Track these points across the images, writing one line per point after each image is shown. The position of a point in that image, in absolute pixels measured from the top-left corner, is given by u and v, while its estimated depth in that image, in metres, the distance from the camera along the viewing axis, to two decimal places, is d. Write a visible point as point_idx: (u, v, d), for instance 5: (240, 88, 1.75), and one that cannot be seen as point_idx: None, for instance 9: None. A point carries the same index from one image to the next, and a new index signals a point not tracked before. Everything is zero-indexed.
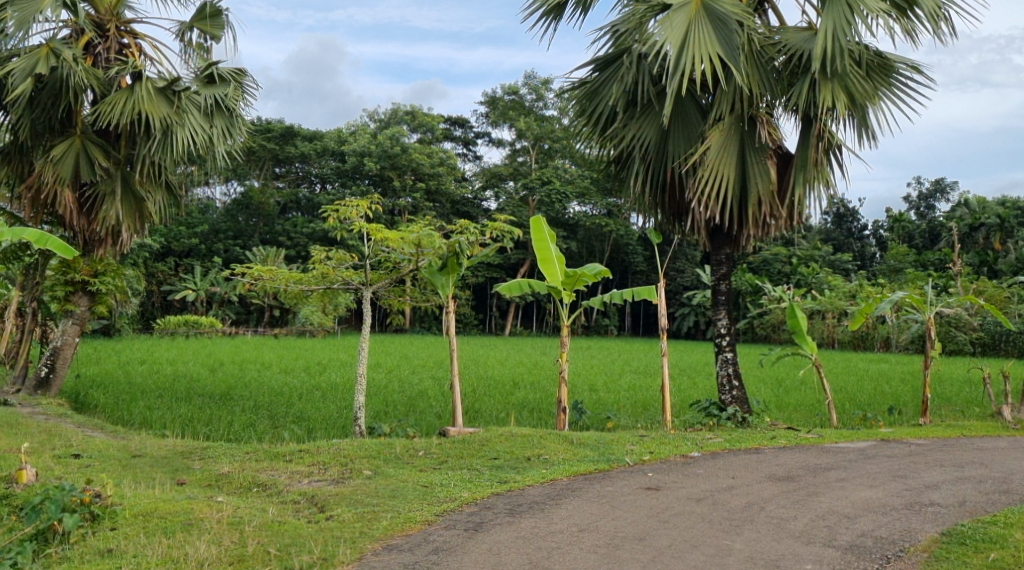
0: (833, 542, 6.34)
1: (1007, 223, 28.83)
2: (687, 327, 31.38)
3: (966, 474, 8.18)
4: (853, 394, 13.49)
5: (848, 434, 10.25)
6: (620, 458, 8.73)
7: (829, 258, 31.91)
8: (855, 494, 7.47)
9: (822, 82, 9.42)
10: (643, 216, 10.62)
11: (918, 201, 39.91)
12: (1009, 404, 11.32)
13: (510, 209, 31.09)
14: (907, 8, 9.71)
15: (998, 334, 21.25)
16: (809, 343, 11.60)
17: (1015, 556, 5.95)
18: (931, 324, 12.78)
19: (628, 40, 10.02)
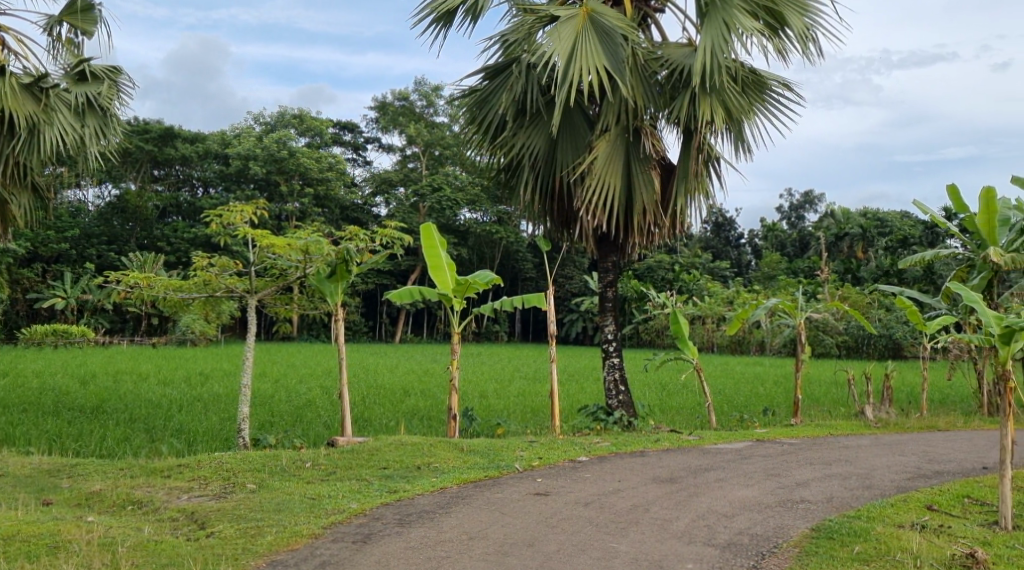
0: (712, 541, 6.57)
1: (869, 234, 30.90)
2: (575, 333, 31.99)
3: (833, 472, 8.65)
4: (731, 397, 14.04)
5: (726, 435, 10.67)
6: (509, 464, 8.80)
7: (709, 266, 33.31)
8: (733, 493, 7.79)
9: (701, 97, 9.78)
10: (532, 224, 10.75)
11: (790, 212, 41.95)
12: (871, 404, 12.06)
13: (401, 215, 30.76)
14: (778, 28, 10.20)
15: (860, 338, 22.65)
16: (690, 348, 11.98)
17: (877, 548, 6.29)
18: (802, 328, 13.44)
19: (517, 50, 10.14)
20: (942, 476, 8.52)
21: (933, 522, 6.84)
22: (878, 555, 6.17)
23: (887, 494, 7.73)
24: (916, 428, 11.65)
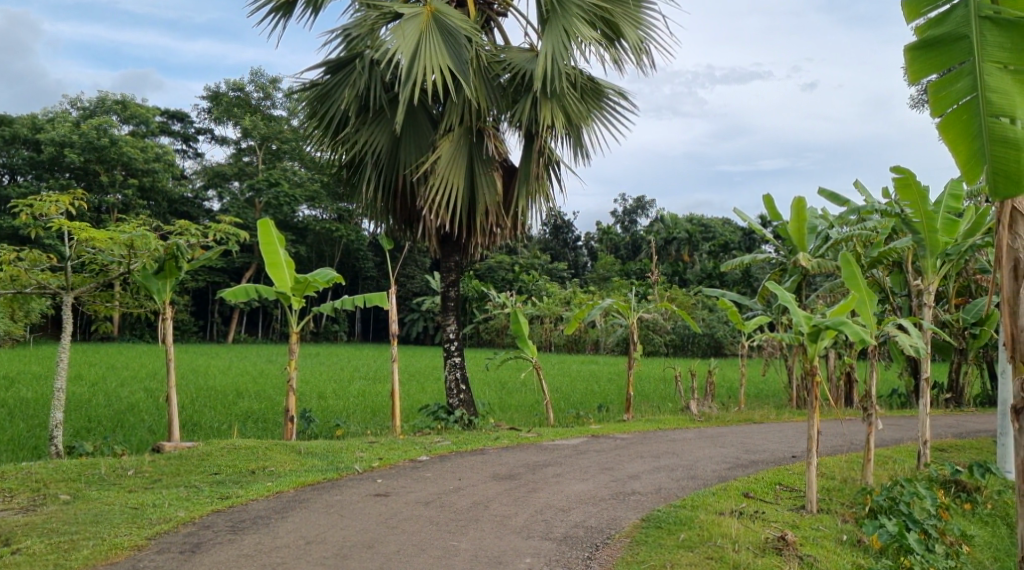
0: (549, 535, 6.73)
1: (694, 238, 32.67)
2: (415, 332, 31.91)
3: (662, 464, 9.07)
4: (567, 394, 14.43)
5: (563, 431, 10.95)
6: (348, 466, 8.65)
7: (547, 267, 34.12)
8: (569, 488, 8.00)
9: (542, 101, 9.98)
10: (374, 222, 10.61)
11: (622, 217, 43.54)
12: (696, 399, 12.72)
13: (235, 210, 29.63)
14: (614, 39, 10.58)
15: (686, 337, 23.92)
16: (529, 346, 12.21)
17: (700, 534, 6.63)
18: (634, 328, 13.99)
19: (359, 45, 9.99)
20: (758, 465, 9.11)
21: (750, 508, 7.29)
22: (701, 541, 6.50)
23: (710, 484, 8.18)
24: (736, 421, 12.40)
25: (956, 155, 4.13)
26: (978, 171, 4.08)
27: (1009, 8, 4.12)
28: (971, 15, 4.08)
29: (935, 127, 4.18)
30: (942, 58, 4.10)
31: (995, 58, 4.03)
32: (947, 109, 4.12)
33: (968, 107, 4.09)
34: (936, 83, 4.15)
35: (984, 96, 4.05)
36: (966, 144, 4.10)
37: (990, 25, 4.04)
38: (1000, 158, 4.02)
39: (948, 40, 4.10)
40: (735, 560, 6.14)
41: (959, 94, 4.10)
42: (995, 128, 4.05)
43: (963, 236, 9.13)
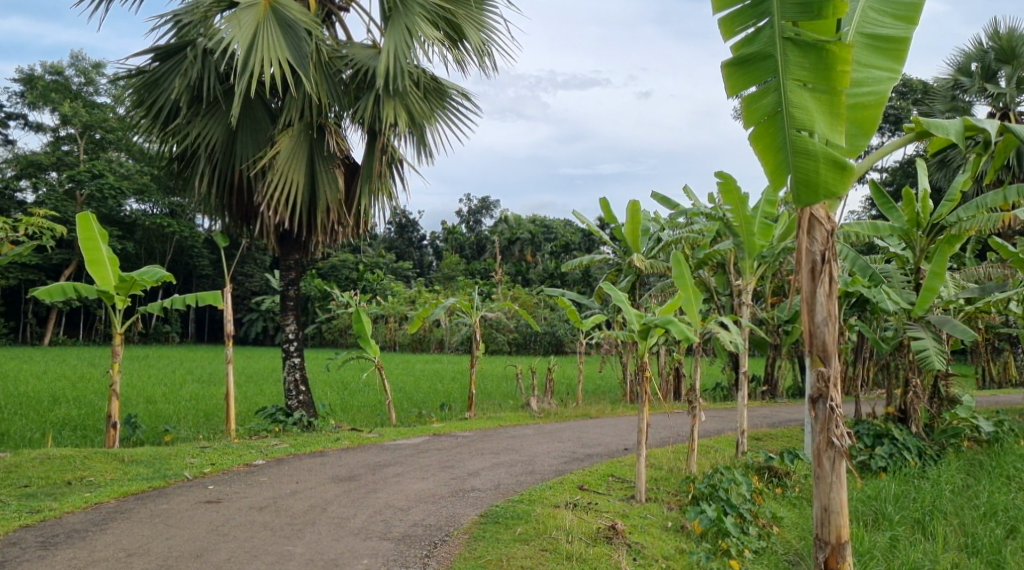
0: (388, 535, 6.71)
1: (537, 239, 33.38)
2: (254, 332, 30.98)
3: (501, 460, 9.21)
4: (410, 393, 14.41)
5: (405, 431, 10.93)
6: (176, 473, 8.28)
7: (391, 266, 33.92)
8: (409, 487, 8.00)
9: (385, 99, 9.91)
10: (208, 218, 10.21)
11: (467, 216, 43.83)
12: (535, 396, 13.01)
13: (52, 203, 27.50)
14: (457, 40, 10.65)
15: (528, 335, 24.44)
16: (372, 346, 12.11)
17: (536, 527, 6.79)
18: (477, 327, 14.13)
19: (191, 33, 9.58)
20: (593, 458, 9.42)
21: (584, 500, 7.54)
22: (536, 534, 6.66)
23: (547, 478, 8.39)
24: (574, 417, 12.77)
25: (764, 162, 4.49)
26: (784, 178, 4.44)
27: (810, 32, 4.42)
28: (776, 36, 4.36)
29: (747, 137, 4.50)
30: (752, 75, 4.40)
31: (797, 77, 4.34)
32: (757, 122, 4.43)
33: (775, 120, 4.42)
34: (748, 96, 4.45)
35: (788, 111, 4.38)
36: (773, 154, 4.45)
37: (792, 47, 4.34)
38: (802, 169, 4.37)
39: (757, 58, 4.39)
40: (568, 551, 6.34)
41: (766, 109, 4.42)
42: (798, 140, 4.40)
43: (777, 239, 9.82)
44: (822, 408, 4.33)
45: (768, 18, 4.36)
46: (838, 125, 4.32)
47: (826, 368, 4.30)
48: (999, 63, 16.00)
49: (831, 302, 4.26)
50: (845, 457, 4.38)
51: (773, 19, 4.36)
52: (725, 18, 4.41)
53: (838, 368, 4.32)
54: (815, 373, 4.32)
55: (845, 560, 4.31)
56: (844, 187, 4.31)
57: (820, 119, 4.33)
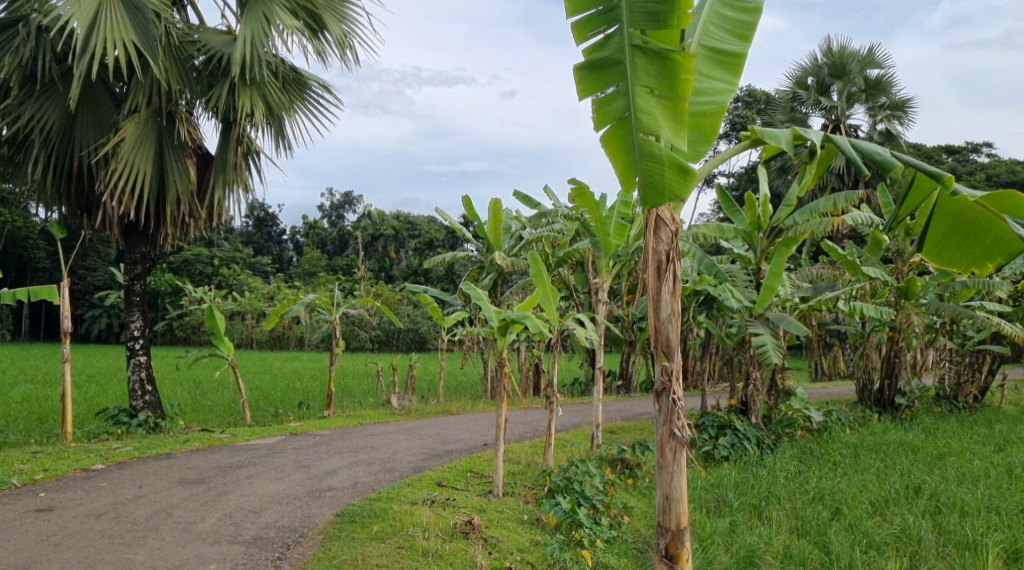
0: (238, 538, 6.51)
1: (400, 236, 33.10)
2: (98, 329, 29.37)
3: (359, 458, 9.09)
4: (267, 392, 14.00)
5: (259, 430, 10.62)
6: (4, 480, 7.73)
7: (249, 261, 32.86)
8: (262, 488, 7.78)
9: (240, 88, 9.57)
10: (44, 207, 9.59)
11: (329, 211, 43.05)
12: (396, 394, 12.92)
13: None
14: (318, 30, 10.40)
15: (391, 333, 24.23)
16: (226, 343, 11.69)
17: (393, 525, 6.73)
18: (337, 324, 13.89)
19: (24, 8, 8.95)
20: (452, 455, 9.45)
21: (441, 496, 7.55)
22: (393, 532, 6.62)
23: (405, 475, 8.35)
24: (434, 413, 12.76)
25: (615, 164, 4.61)
26: (634, 180, 4.58)
27: (657, 40, 4.60)
28: (626, 43, 4.51)
29: (599, 140, 4.61)
30: (604, 79, 4.53)
31: (644, 83, 4.49)
32: (607, 124, 4.55)
33: (624, 124, 4.55)
34: (599, 99, 4.57)
35: (636, 115, 4.51)
36: (623, 157, 4.58)
37: (640, 54, 4.50)
38: (649, 172, 4.49)
39: (607, 63, 4.53)
40: (424, 547, 6.34)
41: (616, 113, 4.55)
42: (645, 144, 4.53)
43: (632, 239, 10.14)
44: (666, 401, 4.51)
45: (617, 26, 4.51)
46: (682, 131, 4.48)
47: (670, 362, 4.47)
48: (832, 78, 17.13)
49: (674, 299, 4.43)
50: (687, 447, 4.57)
51: (622, 27, 4.51)
52: (578, 23, 4.54)
53: (681, 363, 4.51)
54: (659, 367, 4.49)
55: (684, 546, 4.50)
56: (687, 191, 4.44)
57: (665, 125, 4.48)
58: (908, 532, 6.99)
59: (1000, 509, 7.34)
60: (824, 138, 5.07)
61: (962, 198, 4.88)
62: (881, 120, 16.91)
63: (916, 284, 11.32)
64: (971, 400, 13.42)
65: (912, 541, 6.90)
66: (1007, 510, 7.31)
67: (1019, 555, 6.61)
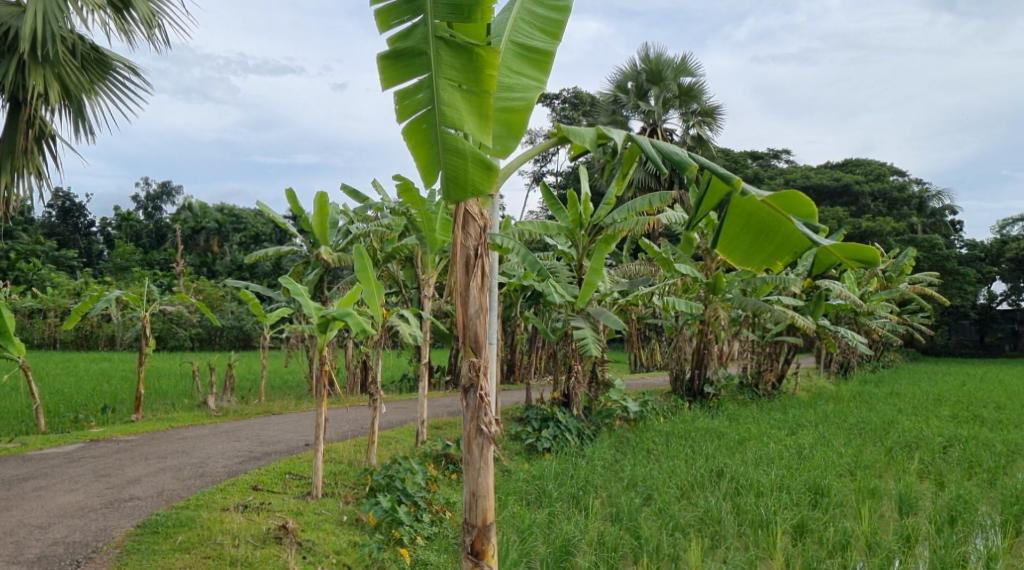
0: (19, 559, 5.97)
1: (224, 229, 31.59)
2: None
3: (167, 465, 8.59)
4: (68, 396, 12.98)
5: (55, 438, 9.82)
6: None
7: (52, 254, 30.44)
8: (52, 501, 7.19)
9: (31, 67, 8.78)
10: None
11: (145, 202, 40.60)
12: (212, 394, 12.32)
13: None
14: (122, 8, 9.70)
15: (212, 330, 23.15)
16: (16, 345, 10.72)
17: (199, 535, 6.39)
18: (147, 322, 13.07)
19: None
20: (269, 456, 9.11)
21: (255, 501, 7.24)
22: (199, 541, 6.29)
23: (217, 480, 7.97)
24: (253, 414, 12.28)
25: (416, 158, 4.56)
26: (436, 174, 4.54)
27: (463, 33, 4.58)
28: (429, 34, 4.47)
29: (401, 131, 4.54)
30: (407, 70, 4.48)
31: (449, 77, 4.46)
32: (409, 117, 4.50)
33: (426, 118, 4.52)
34: (402, 91, 4.51)
35: (439, 109, 4.49)
36: (425, 152, 4.54)
37: (444, 47, 4.47)
38: (451, 167, 4.48)
39: (411, 54, 4.48)
40: (232, 556, 6.05)
41: (418, 106, 4.51)
42: (449, 138, 4.51)
43: None
44: (473, 397, 4.52)
45: (422, 16, 4.47)
46: (486, 127, 4.48)
47: (478, 358, 4.48)
48: (649, 84, 17.85)
49: (481, 293, 4.45)
50: (494, 443, 4.60)
51: (427, 17, 4.47)
52: (382, 10, 4.46)
53: (489, 358, 4.54)
54: (467, 363, 4.50)
55: (490, 542, 4.53)
56: (490, 187, 4.46)
57: (468, 119, 4.47)
58: (710, 514, 7.39)
59: (791, 488, 7.89)
60: (627, 138, 5.19)
61: (751, 199, 5.18)
62: (694, 125, 17.86)
63: (722, 280, 12.09)
64: (769, 387, 14.45)
65: (714, 522, 7.30)
66: (796, 489, 7.87)
67: (805, 529, 7.12)
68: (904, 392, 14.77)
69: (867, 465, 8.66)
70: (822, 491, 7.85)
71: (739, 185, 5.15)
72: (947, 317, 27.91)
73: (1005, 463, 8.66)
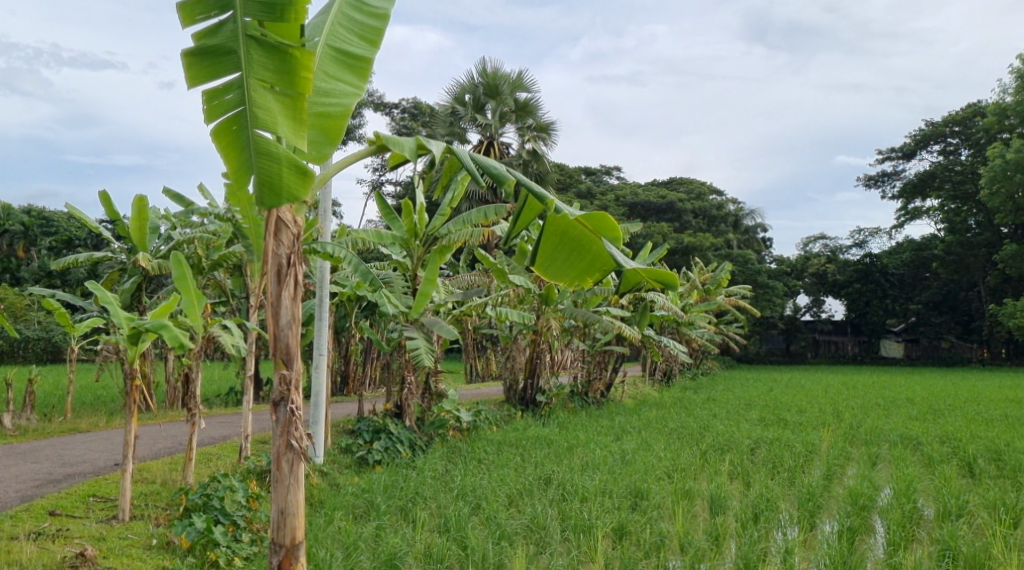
0: None
1: (31, 233, 29.25)
2: None
3: None
4: None
5: None
6: None
7: None
8: None
9: None
10: None
11: None
12: (9, 412, 11.34)
13: None
14: None
15: (15, 342, 21.34)
16: None
17: None
18: None
19: None
20: (72, 478, 8.48)
21: (51, 527, 6.71)
22: None
23: (9, 507, 7.33)
24: (58, 432, 11.41)
25: (227, 161, 4.40)
26: (248, 178, 4.38)
27: (275, 33, 4.48)
28: (239, 32, 4.35)
29: (210, 132, 4.38)
30: (215, 68, 4.34)
31: (261, 78, 4.34)
32: (219, 118, 4.35)
33: (237, 119, 4.37)
34: (211, 90, 4.36)
35: (251, 110, 4.36)
36: (235, 154, 4.38)
37: (255, 46, 4.35)
38: (264, 171, 4.34)
39: (219, 51, 4.35)
40: None
41: (229, 106, 4.37)
42: (260, 141, 4.37)
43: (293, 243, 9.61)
44: (283, 411, 4.41)
45: (230, 13, 4.35)
46: (301, 131, 4.37)
47: (289, 371, 4.39)
48: (486, 97, 17.94)
49: (293, 303, 4.34)
50: (304, 458, 4.51)
51: (236, 15, 4.36)
52: (186, 4, 4.32)
53: (301, 370, 4.44)
54: (278, 376, 4.38)
55: (298, 560, 4.42)
56: (305, 193, 4.35)
57: (283, 123, 4.32)
58: (536, 521, 7.50)
59: (613, 492, 8.13)
60: (446, 150, 5.19)
61: (564, 216, 5.35)
62: (529, 139, 18.25)
63: (554, 292, 12.40)
64: (598, 395, 14.88)
65: (539, 529, 7.40)
66: (618, 493, 8.11)
67: (624, 531, 7.36)
68: (719, 398, 15.60)
69: (684, 468, 9.06)
70: (642, 495, 8.14)
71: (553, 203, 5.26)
72: (759, 327, 29.80)
73: (804, 462, 9.31)
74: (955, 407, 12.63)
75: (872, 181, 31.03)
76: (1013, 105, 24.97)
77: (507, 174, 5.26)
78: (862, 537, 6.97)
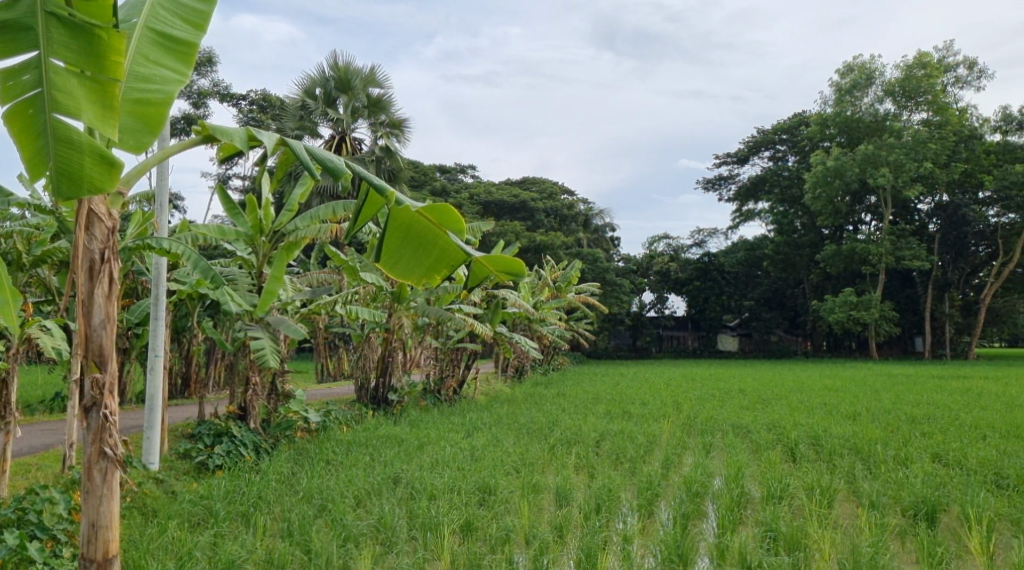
0: None
1: None
2: None
3: None
4: None
5: None
6: None
7: None
8: None
9: None
10: None
11: None
12: None
13: None
14: None
15: None
16: None
17: None
18: None
19: None
20: None
21: None
22: None
23: None
24: None
25: (22, 146, 4.18)
26: (43, 168, 4.18)
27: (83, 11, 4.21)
28: (37, 8, 4.08)
29: (3, 115, 4.14)
30: (10, 46, 4.08)
31: (64, 60, 4.12)
32: (13, 100, 4.11)
33: (34, 102, 4.14)
34: (6, 70, 4.11)
35: (50, 93, 4.14)
36: (32, 140, 4.16)
37: (57, 24, 4.10)
38: (65, 160, 4.16)
39: (16, 27, 4.07)
40: None
41: (25, 88, 4.12)
42: (61, 127, 4.17)
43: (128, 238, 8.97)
44: (97, 417, 4.44)
45: None
46: (109, 119, 4.17)
47: (101, 374, 4.40)
48: (338, 91, 17.54)
49: (106, 301, 4.35)
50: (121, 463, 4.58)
51: None
52: None
53: (116, 371, 4.47)
54: (89, 379, 4.38)
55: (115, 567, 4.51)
56: (112, 186, 4.18)
57: (86, 110, 4.14)
58: (383, 520, 7.40)
59: (461, 488, 8.14)
60: (278, 141, 5.02)
61: (406, 210, 5.32)
62: (381, 136, 18.04)
63: (406, 290, 12.29)
64: (450, 392, 14.89)
65: (386, 529, 7.31)
66: (465, 490, 8.12)
67: (471, 526, 7.36)
68: (568, 393, 15.93)
69: (531, 462, 9.19)
70: (490, 490, 8.19)
71: (392, 196, 5.25)
72: (607, 323, 30.70)
73: (645, 452, 9.64)
74: (780, 396, 13.46)
75: (710, 184, 32.53)
76: (833, 115, 26.78)
77: (344, 165, 5.17)
78: (695, 522, 7.29)
